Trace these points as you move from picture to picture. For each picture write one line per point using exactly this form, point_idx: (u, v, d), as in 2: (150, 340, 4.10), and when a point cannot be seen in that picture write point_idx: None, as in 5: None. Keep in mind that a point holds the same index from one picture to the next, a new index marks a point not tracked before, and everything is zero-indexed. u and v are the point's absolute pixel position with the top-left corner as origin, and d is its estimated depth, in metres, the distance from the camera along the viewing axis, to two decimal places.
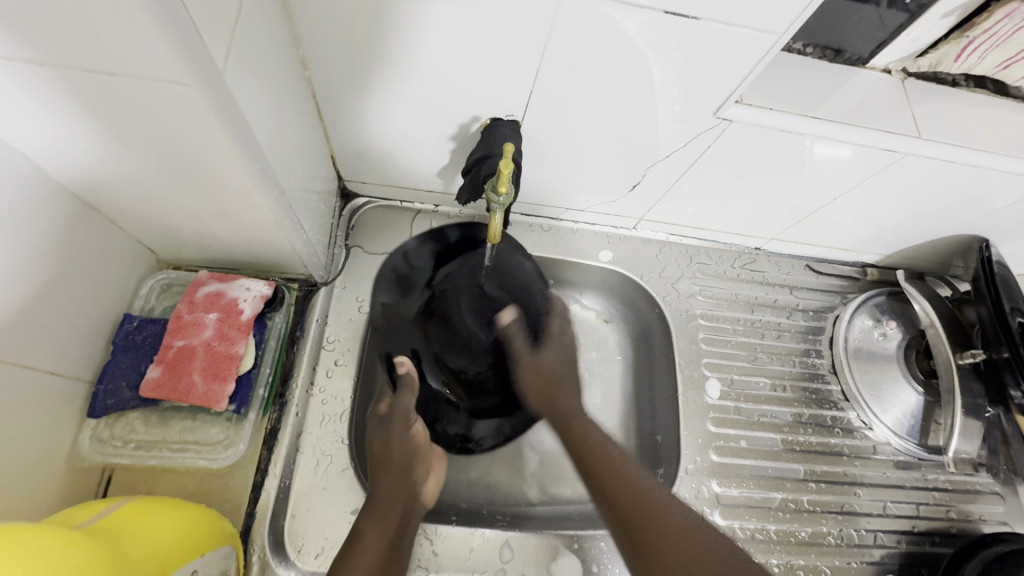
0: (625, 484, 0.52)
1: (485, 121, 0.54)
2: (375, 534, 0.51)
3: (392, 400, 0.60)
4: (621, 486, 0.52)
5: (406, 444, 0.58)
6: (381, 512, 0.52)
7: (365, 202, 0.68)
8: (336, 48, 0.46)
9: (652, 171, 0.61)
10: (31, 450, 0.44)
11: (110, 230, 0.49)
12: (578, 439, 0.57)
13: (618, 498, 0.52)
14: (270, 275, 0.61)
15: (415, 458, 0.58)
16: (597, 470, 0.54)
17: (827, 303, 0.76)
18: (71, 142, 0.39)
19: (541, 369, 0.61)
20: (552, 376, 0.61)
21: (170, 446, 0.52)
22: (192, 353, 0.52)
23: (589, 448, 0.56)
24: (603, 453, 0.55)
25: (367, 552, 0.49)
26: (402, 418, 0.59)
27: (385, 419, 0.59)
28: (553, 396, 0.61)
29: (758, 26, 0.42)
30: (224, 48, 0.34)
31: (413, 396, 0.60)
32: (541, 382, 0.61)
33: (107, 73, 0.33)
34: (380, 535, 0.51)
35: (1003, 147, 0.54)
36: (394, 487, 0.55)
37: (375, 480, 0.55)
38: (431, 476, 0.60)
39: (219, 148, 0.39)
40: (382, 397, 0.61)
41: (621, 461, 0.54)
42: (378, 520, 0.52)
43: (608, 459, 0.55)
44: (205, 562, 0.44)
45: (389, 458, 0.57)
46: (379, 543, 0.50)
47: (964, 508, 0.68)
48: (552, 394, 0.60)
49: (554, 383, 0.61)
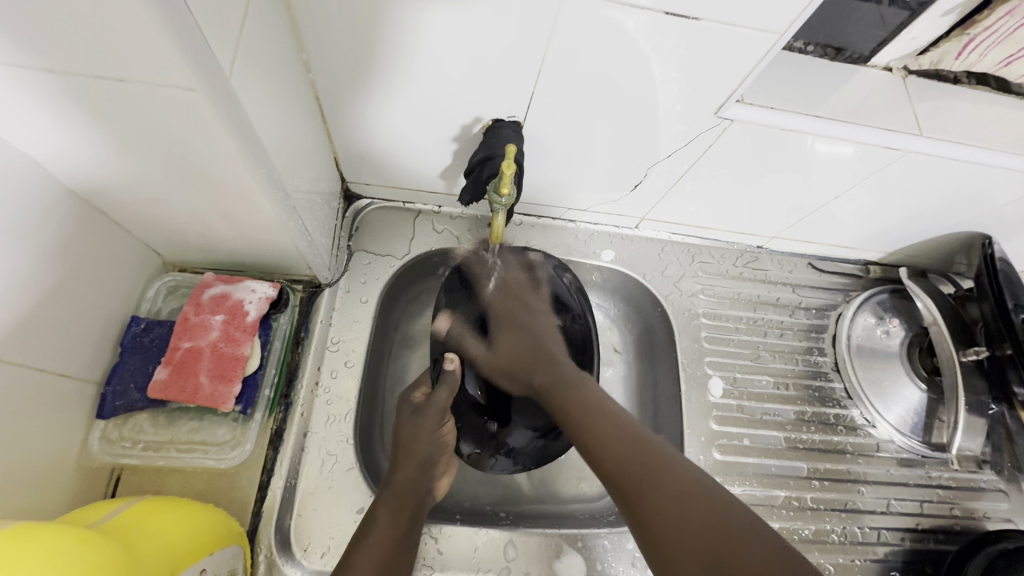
0: (618, 434, 0.48)
1: (487, 122, 0.54)
2: (383, 531, 0.50)
3: (429, 390, 0.62)
4: (621, 446, 0.47)
5: (431, 443, 0.58)
6: (391, 511, 0.52)
7: (368, 203, 0.68)
8: (338, 51, 0.46)
9: (654, 170, 0.61)
10: (42, 450, 0.45)
11: (117, 233, 0.50)
12: (573, 403, 0.53)
13: (613, 458, 0.47)
14: (274, 276, 0.61)
15: (437, 454, 0.59)
16: (595, 429, 0.49)
17: (829, 301, 0.76)
18: (77, 147, 0.39)
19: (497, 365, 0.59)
20: (527, 354, 0.58)
21: (178, 446, 0.52)
22: (199, 354, 0.53)
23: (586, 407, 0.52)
24: (606, 413, 0.51)
25: (376, 545, 0.49)
26: (435, 413, 0.59)
27: (417, 414, 0.59)
28: (528, 369, 0.57)
29: (758, 26, 0.42)
30: (229, 51, 0.34)
31: (449, 394, 0.59)
32: (518, 367, 0.58)
33: (116, 79, 0.33)
34: (388, 533, 0.50)
35: (1004, 144, 0.54)
36: (410, 483, 0.55)
37: (394, 472, 0.55)
38: (446, 474, 0.60)
39: (225, 152, 0.39)
40: (418, 387, 0.62)
41: (627, 425, 0.49)
42: (388, 518, 0.51)
43: (609, 422, 0.50)
44: (214, 561, 0.44)
45: (413, 456, 0.57)
46: (386, 538, 0.50)
47: (969, 505, 0.68)
48: (522, 378, 0.57)
49: (528, 368, 0.57)
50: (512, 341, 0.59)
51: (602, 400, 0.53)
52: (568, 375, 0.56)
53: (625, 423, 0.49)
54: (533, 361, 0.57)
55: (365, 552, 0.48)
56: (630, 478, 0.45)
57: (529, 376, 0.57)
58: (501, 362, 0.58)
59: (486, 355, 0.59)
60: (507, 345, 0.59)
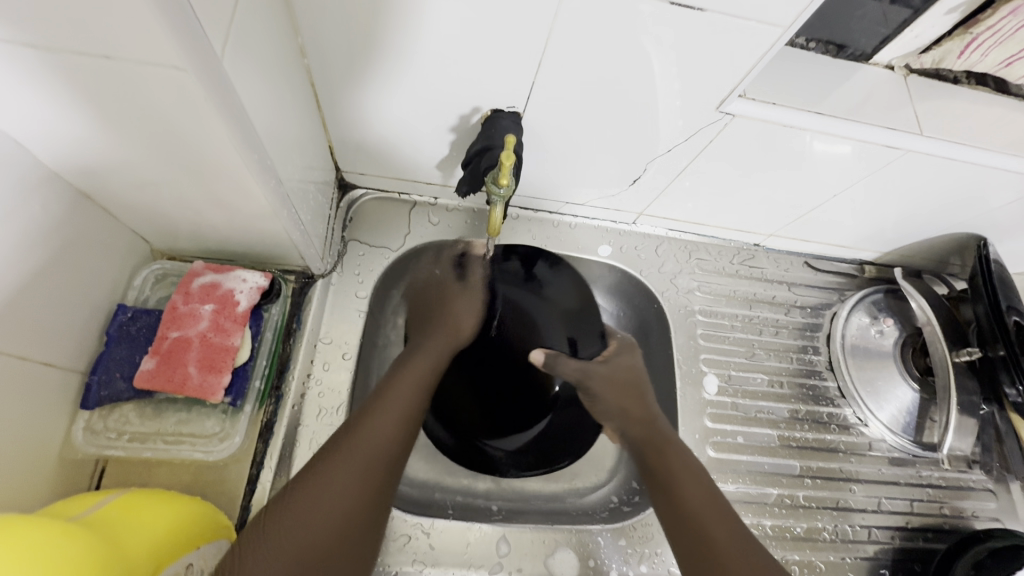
0: (696, 482, 0.52)
1: (486, 112, 0.53)
2: (389, 416, 0.48)
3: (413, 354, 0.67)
4: (692, 508, 0.50)
5: (442, 342, 0.60)
6: (402, 398, 0.50)
7: (362, 193, 0.67)
8: (337, 36, 0.45)
9: (653, 165, 0.60)
10: (23, 439, 0.43)
11: (103, 218, 0.49)
12: (655, 452, 0.55)
13: (681, 507, 0.51)
14: (266, 266, 0.60)
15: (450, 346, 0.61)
16: (670, 476, 0.53)
17: (824, 300, 0.76)
18: (66, 127, 0.38)
19: (615, 408, 0.61)
20: (631, 382, 0.63)
21: (165, 437, 0.51)
22: (188, 344, 0.51)
23: (665, 457, 0.55)
24: (676, 464, 0.54)
25: (373, 440, 0.46)
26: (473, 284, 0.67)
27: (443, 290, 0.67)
28: (635, 403, 0.61)
29: (764, 19, 0.42)
30: (220, 30, 0.33)
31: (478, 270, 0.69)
32: (643, 440, 0.57)
33: (102, 56, 0.32)
34: (394, 421, 0.48)
35: (1003, 145, 0.54)
36: (420, 371, 0.54)
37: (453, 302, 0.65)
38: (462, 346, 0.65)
39: (217, 136, 0.38)
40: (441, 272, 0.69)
41: (709, 489, 0.52)
42: (390, 406, 0.49)
43: (688, 475, 0.53)
44: (201, 555, 0.43)
45: (425, 349, 0.58)
46: (392, 431, 0.47)
47: (958, 504, 0.69)
48: (641, 395, 0.62)
49: (658, 447, 0.56)
50: (621, 363, 0.65)
51: (706, 489, 0.52)
52: (659, 434, 0.57)
53: (727, 513, 0.50)
54: (653, 422, 0.58)
55: (359, 441, 0.46)
56: (680, 517, 0.50)
57: (638, 393, 0.62)
58: (612, 374, 0.63)
59: (600, 366, 0.64)
60: (609, 389, 0.62)
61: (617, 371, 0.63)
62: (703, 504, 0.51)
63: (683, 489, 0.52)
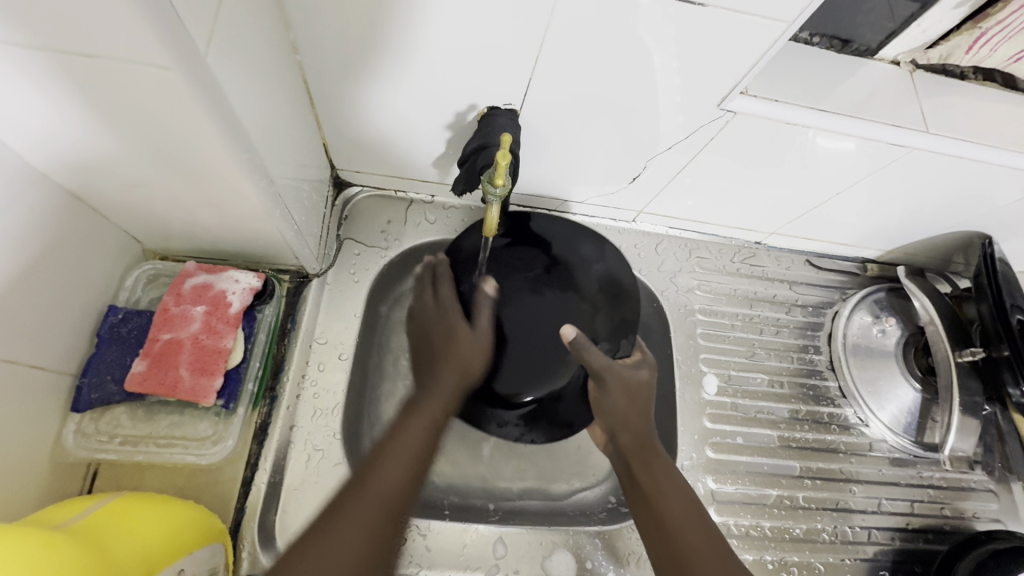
0: (675, 493, 0.52)
1: (482, 110, 0.52)
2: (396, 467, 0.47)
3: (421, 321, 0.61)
4: (669, 519, 0.51)
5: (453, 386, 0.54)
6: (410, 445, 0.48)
7: (358, 191, 0.66)
8: (329, 32, 0.44)
9: (653, 163, 0.59)
10: (14, 443, 0.43)
11: (93, 219, 0.48)
12: (635, 458, 0.55)
13: (658, 518, 0.51)
14: (260, 266, 0.59)
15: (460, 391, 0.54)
16: (649, 484, 0.53)
17: (826, 299, 0.75)
18: (50, 128, 0.37)
19: (619, 413, 0.57)
20: (639, 393, 0.58)
21: (157, 441, 0.51)
22: (179, 346, 0.51)
23: (645, 465, 0.54)
24: (655, 473, 0.53)
25: (378, 500, 0.45)
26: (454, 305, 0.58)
27: (450, 332, 0.56)
28: (634, 416, 0.57)
29: (768, 15, 0.41)
30: (205, 29, 0.32)
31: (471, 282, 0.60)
32: (631, 446, 0.55)
33: (84, 54, 0.31)
34: (403, 472, 0.47)
35: (1008, 142, 0.53)
36: (424, 420, 0.51)
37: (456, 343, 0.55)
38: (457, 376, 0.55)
39: (206, 135, 0.37)
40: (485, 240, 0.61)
41: (688, 500, 0.52)
42: (396, 457, 0.47)
43: (669, 483, 0.53)
44: (192, 560, 0.42)
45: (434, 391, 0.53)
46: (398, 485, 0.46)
47: (959, 505, 0.68)
48: (643, 405, 0.57)
49: (644, 456, 0.55)
50: (643, 372, 0.59)
51: (688, 507, 0.52)
52: (646, 438, 0.56)
53: (705, 521, 0.51)
54: (647, 433, 0.56)
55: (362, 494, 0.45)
56: (657, 528, 0.51)
57: (641, 400, 0.58)
58: (629, 383, 0.57)
59: (625, 369, 0.58)
60: (624, 394, 0.57)
61: (634, 378, 0.58)
62: (685, 522, 0.50)
63: (660, 500, 0.52)
